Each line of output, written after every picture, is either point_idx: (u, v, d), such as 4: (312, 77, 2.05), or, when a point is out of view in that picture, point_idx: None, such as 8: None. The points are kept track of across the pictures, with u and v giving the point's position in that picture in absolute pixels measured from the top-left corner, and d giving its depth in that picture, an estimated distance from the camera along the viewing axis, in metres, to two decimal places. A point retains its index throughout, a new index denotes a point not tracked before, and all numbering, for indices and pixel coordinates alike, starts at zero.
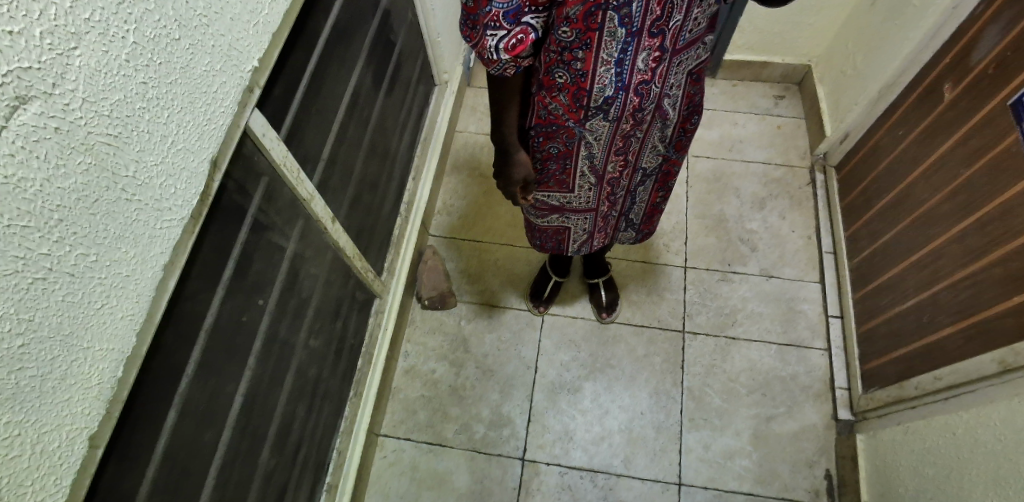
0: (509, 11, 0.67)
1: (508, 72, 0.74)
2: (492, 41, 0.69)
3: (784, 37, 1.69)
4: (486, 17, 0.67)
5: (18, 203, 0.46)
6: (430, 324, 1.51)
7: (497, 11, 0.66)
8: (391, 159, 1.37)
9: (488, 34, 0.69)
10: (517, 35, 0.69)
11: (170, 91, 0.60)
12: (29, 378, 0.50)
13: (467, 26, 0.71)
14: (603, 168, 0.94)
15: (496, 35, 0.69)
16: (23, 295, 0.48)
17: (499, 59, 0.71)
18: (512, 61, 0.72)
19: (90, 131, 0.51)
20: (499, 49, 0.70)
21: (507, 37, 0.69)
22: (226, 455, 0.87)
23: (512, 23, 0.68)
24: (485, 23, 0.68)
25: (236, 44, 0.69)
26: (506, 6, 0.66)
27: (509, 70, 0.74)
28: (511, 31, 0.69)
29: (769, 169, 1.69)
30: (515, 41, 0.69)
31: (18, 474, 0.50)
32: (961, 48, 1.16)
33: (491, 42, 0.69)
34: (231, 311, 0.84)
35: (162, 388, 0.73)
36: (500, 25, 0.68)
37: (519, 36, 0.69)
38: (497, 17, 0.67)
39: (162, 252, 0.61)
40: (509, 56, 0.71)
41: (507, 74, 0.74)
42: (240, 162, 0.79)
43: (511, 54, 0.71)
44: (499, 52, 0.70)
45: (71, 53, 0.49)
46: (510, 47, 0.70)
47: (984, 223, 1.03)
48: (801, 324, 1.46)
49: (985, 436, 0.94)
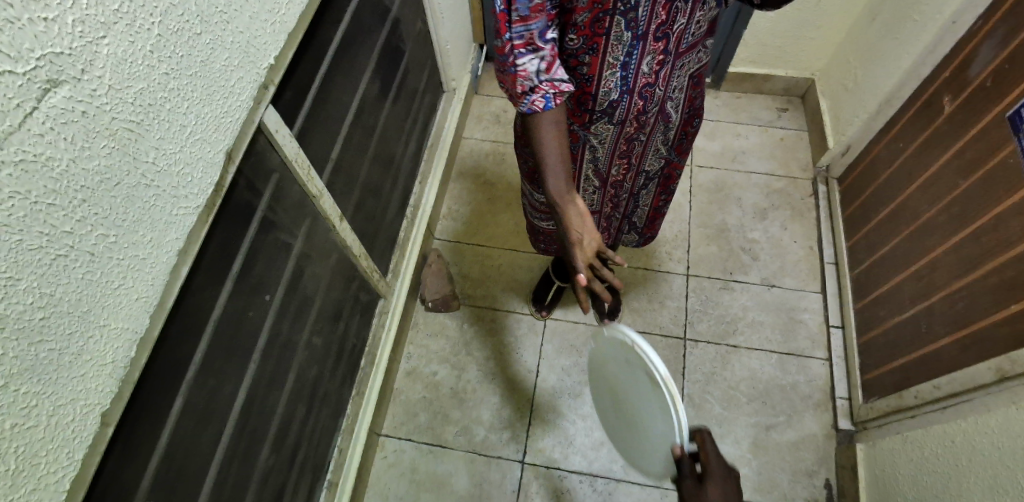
0: (543, 30, 0.70)
1: (538, 105, 0.75)
2: (531, 64, 0.72)
3: (787, 51, 1.72)
4: (523, 42, 0.71)
5: (45, 181, 0.49)
6: (432, 327, 1.52)
7: (534, 32, 0.70)
8: (396, 163, 1.39)
9: (525, 58, 0.72)
10: (551, 52, 0.72)
11: (191, 84, 0.62)
12: (46, 351, 0.52)
13: (500, 68, 0.75)
14: (606, 171, 0.97)
15: (534, 57, 0.72)
16: (44, 270, 0.50)
17: (540, 81, 0.73)
18: (549, 83, 0.74)
19: (115, 117, 0.54)
20: (539, 71, 0.73)
21: (544, 56, 0.72)
22: (228, 446, 0.89)
23: (546, 42, 0.72)
24: (522, 48, 0.71)
25: (254, 40, 0.71)
26: (540, 26, 0.70)
27: (539, 100, 0.74)
28: (546, 49, 0.72)
29: (770, 181, 1.71)
30: (551, 59, 0.72)
31: (33, 444, 0.52)
32: (958, 64, 1.18)
33: (530, 67, 0.72)
34: (238, 305, 0.86)
35: (169, 376, 0.75)
36: (537, 45, 0.71)
37: (553, 53, 0.72)
38: (533, 38, 0.70)
39: (178, 238, 0.64)
40: (545, 76, 0.73)
41: (535, 106, 0.75)
42: (252, 158, 0.82)
43: (549, 73, 0.73)
44: (538, 74, 0.73)
45: (100, 42, 0.51)
46: (549, 65, 0.73)
47: (980, 235, 1.04)
48: (801, 333, 1.47)
49: (981, 445, 0.94)
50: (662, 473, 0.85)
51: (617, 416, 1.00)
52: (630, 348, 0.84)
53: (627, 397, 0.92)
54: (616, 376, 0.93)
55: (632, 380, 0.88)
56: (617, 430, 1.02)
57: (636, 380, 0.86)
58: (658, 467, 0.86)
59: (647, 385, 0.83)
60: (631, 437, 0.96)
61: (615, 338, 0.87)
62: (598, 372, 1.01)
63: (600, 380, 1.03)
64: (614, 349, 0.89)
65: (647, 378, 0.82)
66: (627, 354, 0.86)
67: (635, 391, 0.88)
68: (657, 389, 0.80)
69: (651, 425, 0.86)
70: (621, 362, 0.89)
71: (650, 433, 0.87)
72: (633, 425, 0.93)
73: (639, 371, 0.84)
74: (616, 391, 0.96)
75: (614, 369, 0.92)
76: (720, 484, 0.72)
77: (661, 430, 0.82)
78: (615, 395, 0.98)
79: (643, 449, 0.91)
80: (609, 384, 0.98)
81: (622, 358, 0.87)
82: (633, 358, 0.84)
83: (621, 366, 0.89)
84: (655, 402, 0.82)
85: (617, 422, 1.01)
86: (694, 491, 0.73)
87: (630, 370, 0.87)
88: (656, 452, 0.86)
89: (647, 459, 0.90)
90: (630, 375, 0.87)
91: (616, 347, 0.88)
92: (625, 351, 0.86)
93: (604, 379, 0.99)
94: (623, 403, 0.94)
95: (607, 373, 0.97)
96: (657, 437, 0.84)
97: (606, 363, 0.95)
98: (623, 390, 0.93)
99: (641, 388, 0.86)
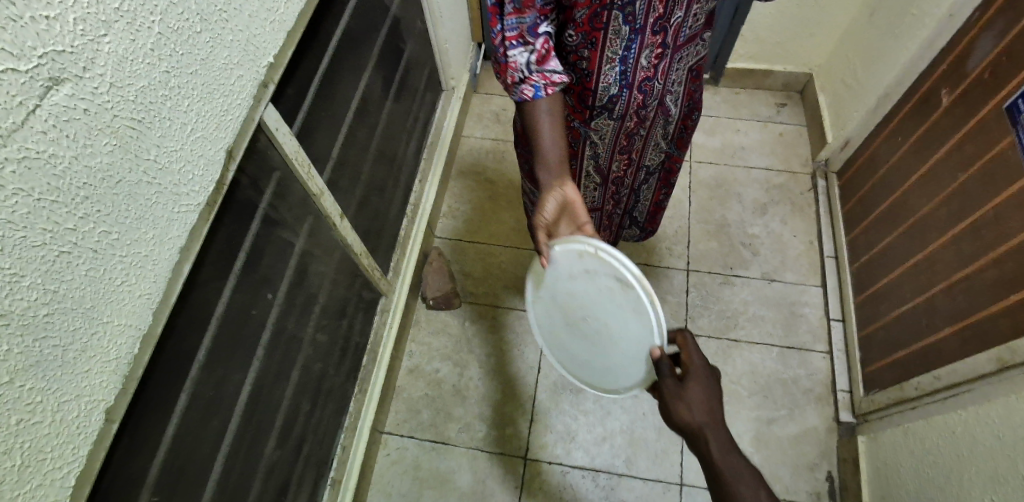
0: (531, 24, 0.73)
1: (527, 94, 0.78)
2: (520, 57, 0.75)
3: (785, 46, 1.72)
4: (513, 36, 0.74)
5: (49, 178, 0.49)
6: (434, 325, 1.53)
7: (522, 27, 0.73)
8: (398, 161, 1.40)
9: (515, 51, 0.75)
10: (541, 46, 0.75)
11: (191, 82, 0.62)
12: (52, 347, 0.52)
13: (494, 60, 0.79)
14: (607, 167, 0.98)
15: (523, 51, 0.75)
16: (49, 266, 0.51)
17: (529, 73, 0.76)
18: (539, 75, 0.77)
19: (117, 115, 0.54)
20: (529, 63, 0.76)
21: (534, 50, 0.75)
22: (232, 442, 0.89)
23: (536, 36, 0.74)
24: (511, 42, 0.74)
25: (253, 39, 0.72)
26: (529, 21, 0.72)
27: (529, 90, 0.77)
28: (536, 43, 0.75)
29: (770, 176, 1.71)
30: (542, 52, 0.75)
31: (38, 440, 0.52)
32: (957, 57, 1.18)
33: (519, 59, 0.75)
34: (241, 303, 0.86)
35: (174, 373, 0.75)
36: (526, 40, 0.74)
37: (545, 47, 0.75)
38: (522, 32, 0.74)
39: (179, 235, 0.64)
40: (536, 68, 0.76)
41: (524, 95, 0.78)
42: (254, 156, 0.82)
43: (540, 65, 0.76)
44: (528, 66, 0.76)
45: (101, 40, 0.52)
46: (539, 58, 0.75)
47: (979, 227, 1.05)
48: (803, 327, 1.47)
49: (983, 435, 0.94)
50: (634, 384, 0.81)
51: (559, 344, 0.92)
52: (589, 258, 0.78)
53: (578, 316, 0.85)
54: (565, 296, 0.85)
55: (587, 291, 0.82)
56: (560, 359, 0.94)
57: (594, 291, 0.80)
58: (627, 379, 0.82)
59: (614, 292, 0.78)
60: (583, 361, 0.89)
61: (569, 252, 0.81)
62: (534, 301, 0.93)
63: (535, 310, 0.93)
64: (564, 265, 0.83)
65: (613, 284, 0.78)
66: (584, 265, 0.80)
67: (592, 305, 0.82)
68: (630, 292, 0.76)
69: (615, 336, 0.81)
70: (573, 278, 0.82)
71: (614, 346, 0.82)
72: (586, 346, 0.87)
73: (602, 279, 0.79)
74: (563, 315, 0.88)
75: (562, 289, 0.85)
76: (701, 382, 0.75)
77: (631, 338, 0.79)
78: (554, 316, 0.90)
79: (603, 367, 0.85)
80: (552, 309, 0.89)
81: (578, 267, 0.81)
82: (594, 267, 0.79)
83: (574, 282, 0.83)
84: (625, 308, 0.78)
85: (560, 351, 0.93)
86: (677, 389, 0.74)
87: (585, 283, 0.81)
88: (626, 365, 0.81)
89: (609, 376, 0.85)
90: (586, 288, 0.81)
91: (569, 261, 0.82)
92: (580, 262, 0.80)
93: (543, 306, 0.91)
94: (573, 325, 0.87)
95: (549, 297, 0.89)
96: (626, 347, 0.80)
97: (550, 286, 0.87)
98: (567, 308, 0.86)
99: (603, 299, 0.80)
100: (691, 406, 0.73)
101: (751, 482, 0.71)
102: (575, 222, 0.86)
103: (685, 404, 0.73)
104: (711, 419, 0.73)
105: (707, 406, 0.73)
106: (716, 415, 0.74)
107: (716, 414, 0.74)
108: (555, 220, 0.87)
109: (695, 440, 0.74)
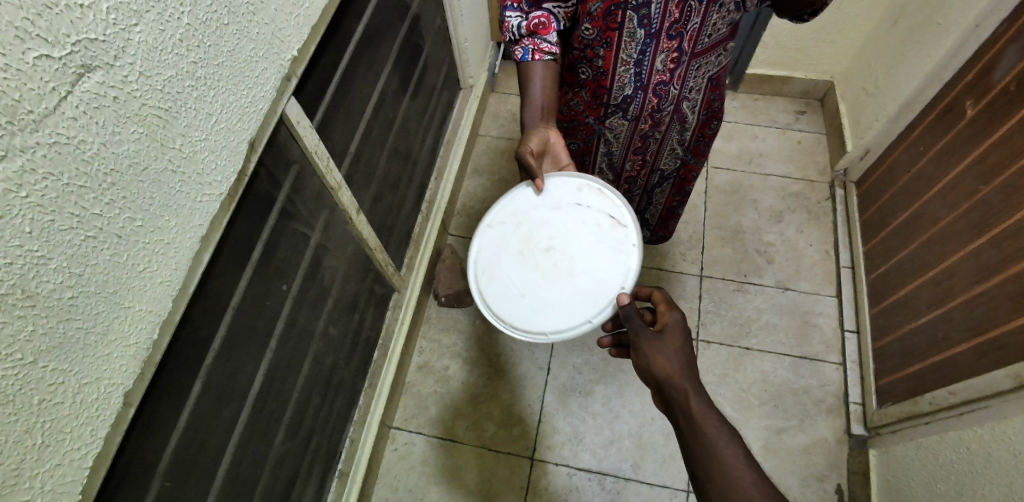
0: None
1: (517, 55, 0.86)
2: (513, 20, 0.83)
3: (806, 53, 1.71)
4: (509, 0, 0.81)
5: (77, 163, 0.50)
6: (445, 322, 1.53)
7: None
8: (413, 158, 1.40)
9: (510, 14, 0.83)
10: (537, 18, 0.81)
11: (217, 73, 0.63)
12: (73, 330, 0.53)
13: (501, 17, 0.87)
14: (620, 166, 0.99)
15: (516, 16, 0.82)
16: (74, 251, 0.52)
17: (519, 35, 0.84)
18: (527, 40, 0.84)
19: (144, 103, 0.55)
20: (520, 27, 0.83)
21: (527, 18, 0.82)
22: (244, 430, 0.90)
23: (532, 8, 0.81)
24: (507, 5, 0.82)
25: (278, 33, 0.72)
26: None
27: (518, 51, 0.85)
28: (531, 12, 0.81)
29: (787, 184, 1.70)
30: (535, 22, 0.82)
31: (58, 420, 0.53)
32: (982, 68, 1.17)
33: (512, 20, 0.83)
34: (257, 293, 0.87)
35: (190, 360, 0.76)
36: (519, 7, 0.81)
37: (541, 20, 0.81)
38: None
39: (201, 225, 0.65)
40: (526, 33, 0.83)
41: (514, 53, 0.86)
42: (274, 149, 0.83)
43: (530, 33, 0.83)
44: (519, 29, 0.83)
45: (132, 29, 0.53)
46: (530, 26, 0.82)
47: (999, 241, 1.03)
48: (816, 337, 1.46)
49: (997, 452, 0.93)
50: (578, 317, 0.84)
51: (495, 273, 0.90)
52: (589, 193, 0.90)
53: (542, 245, 0.89)
54: (538, 225, 0.90)
55: (569, 223, 0.89)
56: (485, 291, 0.90)
57: (578, 224, 0.89)
58: (570, 313, 0.84)
59: (599, 228, 0.88)
60: (517, 293, 0.88)
61: (569, 184, 0.91)
62: (489, 226, 0.93)
63: (484, 236, 0.93)
64: (556, 195, 0.91)
65: (604, 219, 0.88)
66: (579, 198, 0.90)
67: (566, 237, 0.89)
68: (617, 231, 0.87)
69: (578, 268, 0.86)
70: (560, 209, 0.90)
71: (570, 277, 0.86)
72: (532, 276, 0.88)
73: (595, 214, 0.89)
74: (522, 243, 0.90)
75: (540, 218, 0.91)
76: (678, 335, 0.75)
77: (596, 270, 0.86)
78: (508, 242, 0.91)
79: (544, 299, 0.86)
80: (510, 236, 0.91)
81: (572, 198, 0.90)
82: (590, 202, 0.90)
83: (558, 213, 0.90)
84: (604, 244, 0.87)
85: (490, 281, 0.90)
86: (655, 340, 0.74)
87: (572, 216, 0.90)
88: (575, 296, 0.85)
89: (546, 309, 0.86)
90: (572, 220, 0.89)
91: (564, 192, 0.91)
92: (576, 196, 0.90)
93: (499, 232, 0.92)
94: (528, 254, 0.89)
95: (515, 224, 0.92)
96: (585, 281, 0.86)
97: (524, 214, 0.92)
98: (533, 236, 0.90)
99: (583, 233, 0.88)
100: (668, 357, 0.73)
101: (728, 437, 0.67)
102: (556, 165, 0.94)
103: (662, 354, 0.73)
104: (687, 372, 0.72)
105: (683, 359, 0.73)
106: (692, 368, 0.73)
107: (693, 368, 0.73)
108: (539, 158, 0.92)
109: (671, 394, 0.72)
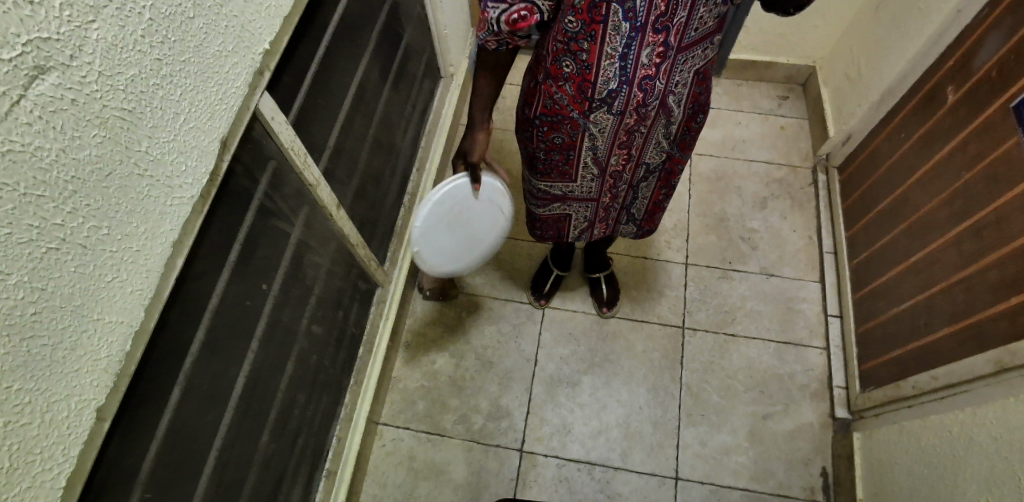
0: None
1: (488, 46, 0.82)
2: (495, 13, 0.76)
3: (789, 38, 1.70)
4: None
5: (33, 172, 0.47)
6: (431, 315, 1.51)
7: None
8: (396, 151, 1.37)
9: (492, 6, 0.75)
10: (520, 11, 0.75)
11: (183, 70, 0.60)
12: (38, 347, 0.50)
13: None
14: (606, 161, 0.95)
15: (499, 8, 0.75)
16: (36, 264, 0.49)
17: (498, 28, 0.78)
18: (506, 35, 0.79)
19: (106, 104, 0.52)
20: (501, 21, 0.77)
21: (510, 11, 0.75)
22: (228, 434, 0.88)
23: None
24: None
25: (248, 25, 0.69)
26: None
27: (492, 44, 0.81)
28: (515, 6, 0.75)
29: (771, 170, 1.70)
30: (517, 17, 0.76)
31: (26, 442, 0.50)
32: (964, 54, 1.17)
33: (492, 13, 0.76)
34: (236, 294, 0.85)
35: (168, 367, 0.74)
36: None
37: (523, 13, 0.76)
38: None
39: (172, 229, 0.62)
40: (507, 26, 0.77)
41: (487, 46, 0.81)
42: (249, 146, 0.80)
43: (511, 26, 0.77)
44: (499, 23, 0.77)
45: (89, 27, 0.49)
46: (512, 20, 0.76)
47: (980, 229, 1.04)
48: (800, 323, 1.46)
49: (978, 436, 0.94)
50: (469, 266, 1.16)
51: (426, 236, 1.03)
52: (505, 196, 1.06)
53: (462, 220, 1.05)
54: (466, 208, 1.03)
55: (482, 210, 1.06)
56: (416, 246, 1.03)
57: (486, 214, 1.07)
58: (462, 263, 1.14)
59: (498, 217, 1.10)
60: (435, 248, 1.06)
61: (497, 188, 1.03)
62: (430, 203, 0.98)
63: (424, 209, 0.98)
64: (486, 191, 1.03)
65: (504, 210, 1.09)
66: (498, 199, 1.05)
67: (477, 217, 1.07)
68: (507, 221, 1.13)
69: (476, 236, 1.11)
70: (485, 202, 1.04)
71: (471, 244, 1.12)
72: (447, 239, 1.07)
73: (500, 207, 1.08)
74: (451, 219, 1.03)
75: (469, 204, 1.03)
76: None
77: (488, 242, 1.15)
78: (442, 217, 1.01)
79: (453, 253, 1.10)
80: (444, 212, 1.01)
81: (492, 196, 1.05)
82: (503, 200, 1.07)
83: (482, 205, 1.05)
84: (495, 228, 1.12)
85: (421, 239, 1.03)
86: None
87: (484, 207, 1.06)
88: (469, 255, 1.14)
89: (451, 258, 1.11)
90: (484, 209, 1.06)
91: (490, 191, 1.03)
92: (496, 196, 1.05)
93: (436, 208, 0.99)
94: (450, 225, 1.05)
95: (450, 205, 1.00)
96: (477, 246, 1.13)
97: (459, 199, 1.01)
98: (458, 215, 1.04)
99: (486, 216, 1.08)
100: None
101: None
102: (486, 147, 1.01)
103: None
104: None
105: None
106: None
107: None
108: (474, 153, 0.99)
109: None
